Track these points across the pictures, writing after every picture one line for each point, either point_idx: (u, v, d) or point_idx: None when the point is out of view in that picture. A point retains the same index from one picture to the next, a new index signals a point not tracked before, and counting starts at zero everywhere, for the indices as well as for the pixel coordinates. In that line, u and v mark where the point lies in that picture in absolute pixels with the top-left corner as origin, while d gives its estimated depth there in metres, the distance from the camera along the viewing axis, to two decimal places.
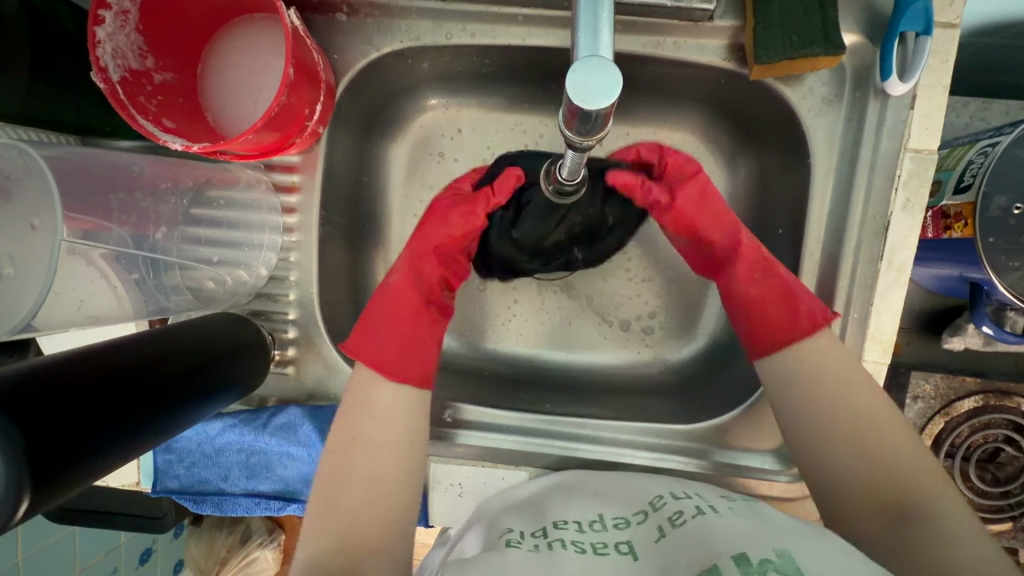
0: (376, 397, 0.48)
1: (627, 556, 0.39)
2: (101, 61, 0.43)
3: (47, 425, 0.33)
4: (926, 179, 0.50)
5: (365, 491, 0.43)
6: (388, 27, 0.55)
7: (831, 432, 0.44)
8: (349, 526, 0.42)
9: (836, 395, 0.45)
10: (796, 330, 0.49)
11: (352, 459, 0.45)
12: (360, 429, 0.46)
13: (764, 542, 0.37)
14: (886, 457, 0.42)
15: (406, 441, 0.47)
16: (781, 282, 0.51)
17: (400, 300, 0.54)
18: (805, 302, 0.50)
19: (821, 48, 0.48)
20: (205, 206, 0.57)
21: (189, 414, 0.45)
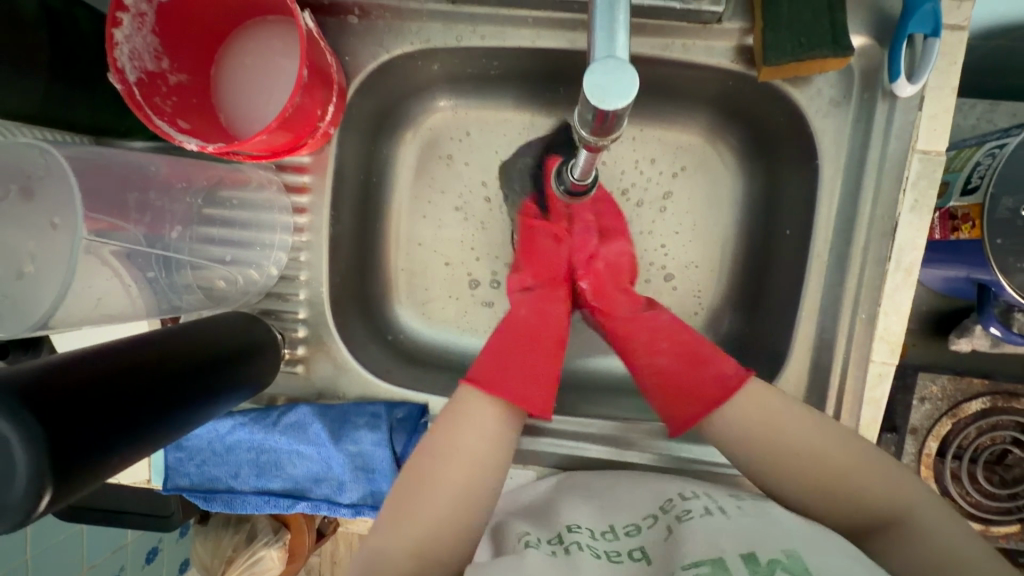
0: (486, 417, 0.47)
1: (640, 562, 0.41)
2: (118, 62, 0.44)
3: (69, 422, 0.33)
4: (934, 180, 0.51)
5: (452, 500, 0.43)
6: (399, 29, 0.55)
7: (766, 461, 0.45)
8: (430, 533, 0.41)
9: (767, 432, 0.45)
10: (693, 408, 0.48)
11: (446, 465, 0.44)
12: (461, 439, 0.46)
13: (771, 540, 0.38)
14: (831, 481, 0.43)
15: (498, 462, 0.46)
16: (692, 341, 0.51)
17: (530, 330, 0.52)
18: (720, 362, 0.49)
19: (830, 50, 0.48)
20: (218, 206, 0.58)
21: (202, 410, 0.46)
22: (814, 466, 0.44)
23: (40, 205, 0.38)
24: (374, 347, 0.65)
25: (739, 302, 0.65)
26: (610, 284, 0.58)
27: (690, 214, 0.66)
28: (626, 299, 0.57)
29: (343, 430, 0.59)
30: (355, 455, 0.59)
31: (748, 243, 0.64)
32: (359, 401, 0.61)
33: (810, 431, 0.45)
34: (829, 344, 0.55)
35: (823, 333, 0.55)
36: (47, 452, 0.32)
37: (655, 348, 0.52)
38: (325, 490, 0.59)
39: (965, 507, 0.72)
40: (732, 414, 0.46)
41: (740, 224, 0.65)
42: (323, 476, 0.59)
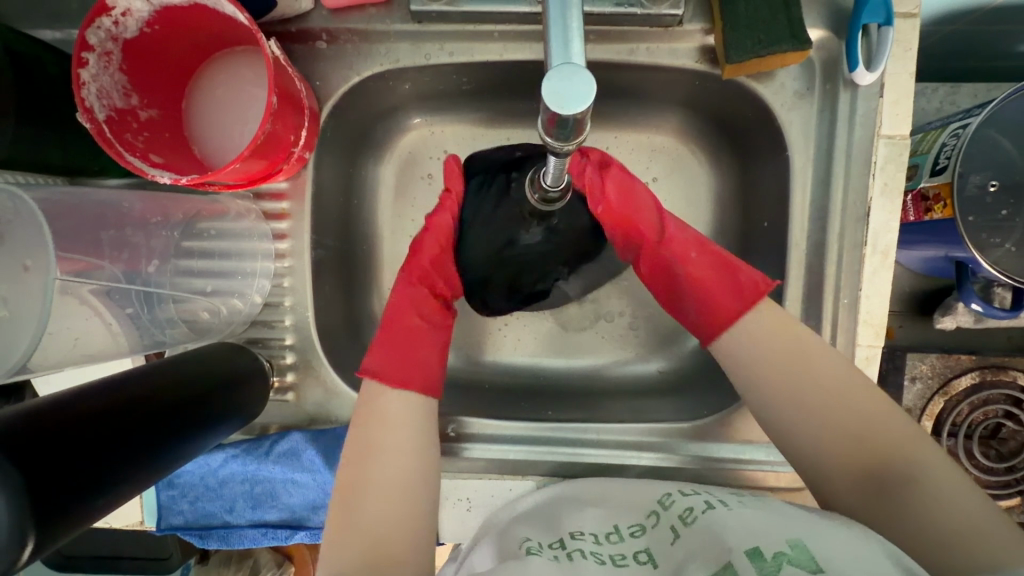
0: (382, 408, 0.49)
1: (646, 565, 0.40)
2: (86, 101, 0.44)
3: (48, 468, 0.32)
4: (901, 164, 0.52)
5: (379, 500, 0.45)
6: (368, 51, 0.56)
7: (780, 399, 0.46)
8: (369, 545, 0.42)
9: (782, 349, 0.47)
10: (735, 299, 0.51)
11: (365, 468, 0.46)
12: (368, 440, 0.47)
13: (775, 532, 0.37)
14: (829, 410, 0.44)
15: (416, 448, 0.48)
16: (714, 262, 0.54)
17: (398, 318, 0.55)
18: (742, 270, 0.52)
19: (789, 44, 0.49)
20: (196, 237, 0.58)
21: (186, 448, 0.45)
22: (827, 397, 0.44)
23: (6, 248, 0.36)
24: None
25: None
26: (641, 196, 0.58)
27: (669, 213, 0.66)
28: (654, 216, 0.57)
29: (337, 454, 0.58)
30: None
31: (728, 237, 0.65)
32: (352, 425, 0.60)
33: (819, 360, 0.46)
34: (816, 331, 0.55)
35: (809, 321, 0.56)
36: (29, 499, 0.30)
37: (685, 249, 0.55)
38: (323, 517, 0.59)
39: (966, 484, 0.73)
40: (755, 344, 0.48)
41: (719, 220, 0.65)
42: (320, 503, 0.59)
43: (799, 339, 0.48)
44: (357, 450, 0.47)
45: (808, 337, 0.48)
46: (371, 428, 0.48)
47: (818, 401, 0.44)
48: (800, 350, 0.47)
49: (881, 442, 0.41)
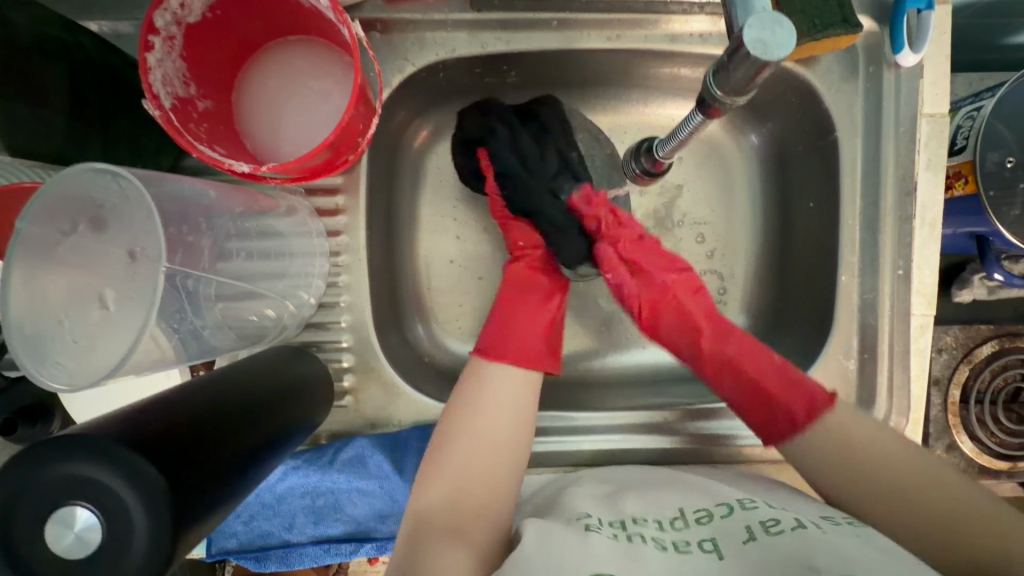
0: (489, 377, 0.52)
1: (712, 556, 0.40)
2: (154, 88, 0.41)
3: (183, 476, 0.29)
4: (943, 140, 0.55)
5: (471, 451, 0.47)
6: (424, 41, 0.55)
7: (841, 482, 0.45)
8: (459, 485, 0.45)
9: (860, 466, 0.44)
10: (780, 425, 0.48)
11: (463, 419, 0.49)
12: (470, 398, 0.50)
13: (871, 565, 0.36)
14: (918, 497, 0.41)
15: (511, 411, 0.50)
16: (758, 372, 0.50)
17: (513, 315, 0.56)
18: (793, 396, 0.48)
19: (842, 28, 0.51)
20: (250, 237, 0.51)
21: (273, 455, 0.42)
22: (896, 491, 0.42)
23: (109, 238, 0.34)
24: (418, 367, 0.63)
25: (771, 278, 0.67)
26: (684, 300, 0.55)
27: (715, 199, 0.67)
28: (693, 329, 0.54)
29: (405, 457, 0.55)
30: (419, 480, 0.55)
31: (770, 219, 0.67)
32: (416, 426, 0.57)
33: (888, 460, 0.44)
34: (874, 304, 0.57)
35: (867, 295, 0.57)
36: (172, 508, 0.27)
37: (728, 336, 0.52)
38: (392, 527, 0.55)
39: (993, 448, 0.76)
40: (824, 452, 0.46)
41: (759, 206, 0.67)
42: (388, 512, 0.56)
43: (889, 448, 0.45)
44: (454, 407, 0.50)
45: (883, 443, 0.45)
46: (474, 388, 0.51)
47: (881, 484, 0.43)
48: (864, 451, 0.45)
49: (960, 525, 0.39)
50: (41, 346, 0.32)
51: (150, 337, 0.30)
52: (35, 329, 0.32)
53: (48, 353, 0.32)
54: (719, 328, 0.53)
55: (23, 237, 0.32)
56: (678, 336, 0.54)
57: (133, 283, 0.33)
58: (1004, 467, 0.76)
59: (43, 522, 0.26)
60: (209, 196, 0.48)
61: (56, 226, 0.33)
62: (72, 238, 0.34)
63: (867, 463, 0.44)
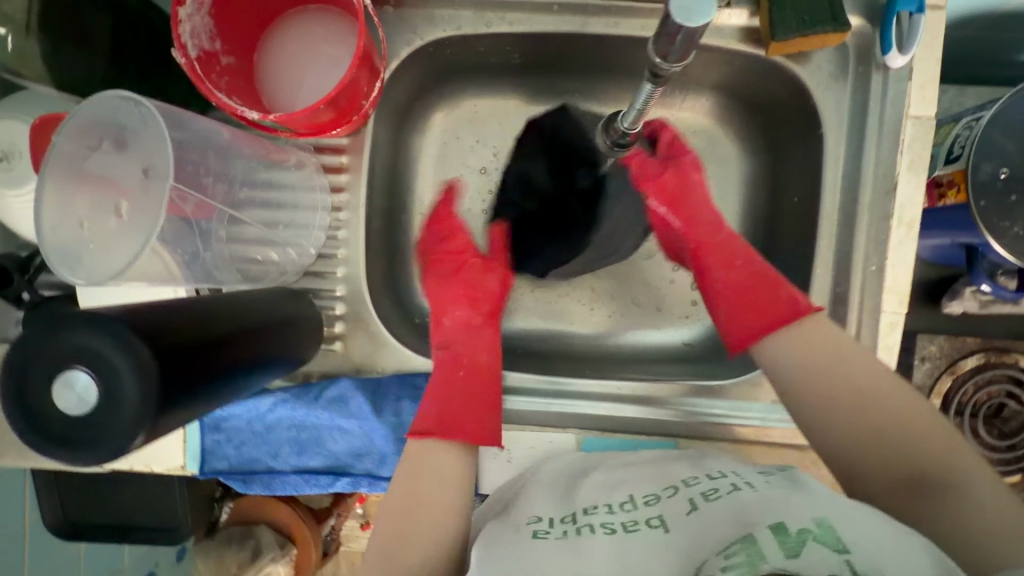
0: (440, 463, 0.52)
1: (658, 530, 0.41)
2: (182, 39, 0.46)
3: (178, 357, 0.34)
4: (927, 143, 0.56)
5: (422, 545, 0.47)
6: (432, 17, 0.59)
7: (809, 393, 0.48)
8: (411, 574, 0.45)
9: (851, 379, 0.47)
10: (769, 316, 0.52)
11: (409, 519, 0.48)
12: (420, 490, 0.50)
13: (802, 512, 0.38)
14: (889, 434, 0.44)
15: (457, 502, 0.50)
16: (750, 282, 0.55)
17: (454, 361, 0.59)
18: (782, 293, 0.53)
19: (830, 25, 0.53)
20: (259, 186, 0.57)
21: (257, 371, 0.47)
22: (877, 409, 0.45)
23: (131, 156, 0.39)
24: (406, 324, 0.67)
25: None
26: (694, 200, 0.62)
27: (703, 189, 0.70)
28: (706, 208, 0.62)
29: (384, 400, 0.60)
30: (397, 426, 0.60)
31: (757, 212, 0.68)
32: (397, 374, 0.62)
33: (877, 378, 0.47)
34: (845, 297, 0.59)
35: (838, 288, 0.59)
36: (162, 379, 0.32)
37: (736, 261, 0.57)
38: (367, 465, 0.60)
39: None
40: (813, 375, 0.48)
41: (749, 199, 0.69)
42: (364, 451, 0.60)
43: (857, 358, 0.48)
44: (399, 489, 0.50)
45: (855, 355, 0.49)
46: (408, 482, 0.50)
47: (847, 412, 0.46)
48: (848, 368, 0.48)
49: (924, 459, 0.43)
50: (69, 247, 0.37)
51: (155, 244, 0.35)
52: (62, 232, 0.38)
53: (73, 253, 0.37)
54: (724, 233, 0.60)
55: (57, 151, 0.37)
56: (702, 214, 0.61)
57: (148, 198, 0.38)
58: None
59: (51, 384, 0.31)
60: (223, 137, 0.54)
61: (85, 142, 0.38)
62: (97, 154, 0.39)
63: (847, 379, 0.47)
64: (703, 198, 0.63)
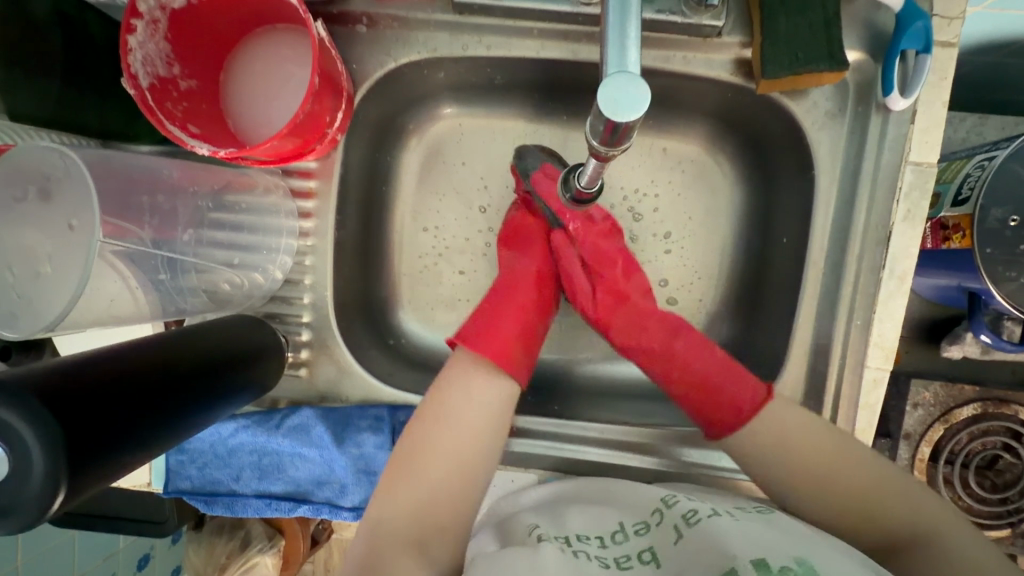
0: (472, 388, 0.49)
1: (650, 564, 0.43)
2: (132, 68, 0.45)
3: (86, 416, 0.34)
4: (926, 192, 0.52)
5: (444, 470, 0.46)
6: (407, 38, 0.57)
7: (778, 467, 0.47)
8: (428, 501, 0.45)
9: (796, 454, 0.47)
10: (725, 416, 0.49)
11: (435, 437, 0.46)
12: (449, 410, 0.48)
13: (780, 548, 0.39)
14: (866, 506, 0.44)
15: (486, 424, 0.48)
16: (704, 368, 0.50)
17: (503, 293, 0.55)
18: (742, 391, 0.49)
19: (826, 64, 0.49)
20: (226, 210, 0.58)
21: (208, 413, 0.46)
22: (835, 481, 0.46)
23: (54, 208, 0.40)
24: (376, 350, 0.65)
25: (737, 310, 0.66)
26: (638, 279, 0.58)
27: (691, 221, 0.67)
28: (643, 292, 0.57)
29: (346, 432, 0.59)
30: (358, 458, 0.59)
31: (744, 249, 0.65)
32: (361, 404, 0.62)
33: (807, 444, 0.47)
34: (826, 350, 0.56)
35: (819, 340, 0.57)
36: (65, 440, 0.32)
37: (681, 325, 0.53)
38: (327, 493, 0.60)
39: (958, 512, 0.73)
40: (765, 450, 0.48)
41: (738, 233, 0.66)
42: (325, 479, 0.60)
43: (814, 432, 0.48)
44: (429, 422, 0.47)
45: (815, 432, 0.48)
46: (441, 401, 0.48)
47: (817, 473, 0.46)
48: (794, 438, 0.47)
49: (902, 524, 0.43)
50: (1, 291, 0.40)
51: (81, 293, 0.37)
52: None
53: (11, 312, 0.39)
54: (669, 322, 0.54)
55: None
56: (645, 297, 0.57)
57: (63, 246, 0.40)
58: None
59: None
60: (174, 174, 0.55)
61: (10, 193, 0.40)
62: (22, 204, 0.40)
63: (800, 450, 0.47)
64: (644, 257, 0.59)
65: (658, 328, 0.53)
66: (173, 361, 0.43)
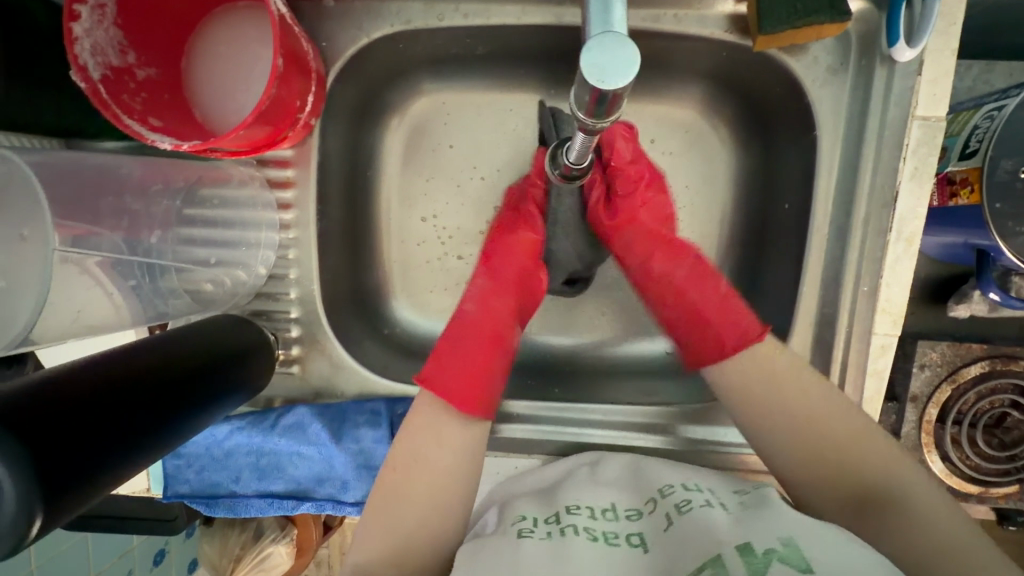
0: (440, 424, 0.46)
1: (637, 548, 0.41)
2: (80, 58, 0.42)
3: (60, 437, 0.33)
4: (935, 147, 0.49)
5: (419, 512, 0.44)
6: (378, 11, 0.54)
7: (757, 415, 0.45)
8: (405, 539, 0.43)
9: (780, 400, 0.44)
10: (708, 351, 0.48)
11: (409, 475, 0.45)
12: (419, 449, 0.45)
13: (767, 531, 0.37)
14: (827, 457, 0.42)
15: (462, 464, 0.46)
16: (702, 299, 0.50)
17: (469, 327, 0.50)
18: (727, 321, 0.48)
19: (827, 14, 0.46)
20: (198, 205, 0.56)
21: (195, 422, 0.44)
22: (839, 450, 0.42)
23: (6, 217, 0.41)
24: (369, 341, 0.64)
25: (738, 281, 0.64)
26: (646, 221, 0.55)
27: (689, 189, 0.64)
28: (645, 239, 0.54)
29: (344, 428, 0.58)
30: (357, 453, 0.58)
31: (744, 218, 0.63)
32: (357, 398, 0.60)
33: (816, 402, 0.44)
34: (832, 318, 0.54)
35: (825, 308, 0.55)
36: (30, 465, 0.30)
37: (681, 255, 0.53)
38: (329, 489, 0.59)
39: (965, 472, 0.73)
40: (751, 384, 0.46)
41: (736, 200, 0.63)
42: (326, 476, 0.58)
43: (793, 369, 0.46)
44: (400, 464, 0.45)
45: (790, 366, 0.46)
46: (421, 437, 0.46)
47: (790, 420, 0.44)
48: (784, 388, 0.45)
49: (877, 483, 0.40)
50: None
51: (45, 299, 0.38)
52: None
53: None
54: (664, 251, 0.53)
55: None
56: (638, 244, 0.55)
57: (19, 259, 0.40)
58: (975, 491, 0.73)
59: None
60: (134, 173, 0.53)
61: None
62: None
63: (777, 389, 0.45)
64: (647, 228, 0.55)
65: (642, 254, 0.54)
66: (150, 370, 0.41)
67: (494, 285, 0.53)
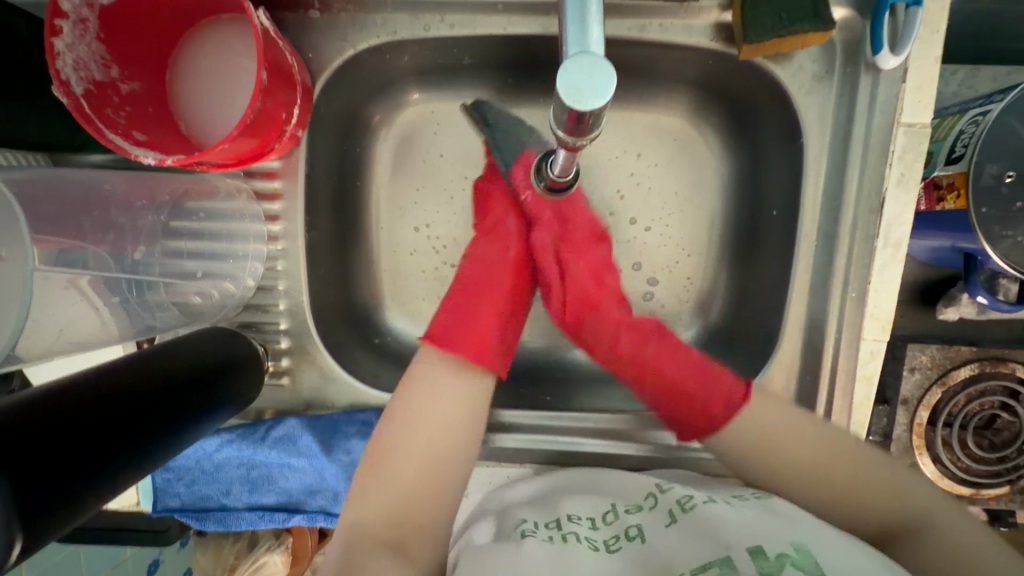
0: (440, 388, 0.47)
1: (635, 540, 0.42)
2: (62, 73, 0.41)
3: (39, 461, 0.32)
4: (920, 154, 0.49)
5: (419, 465, 0.44)
6: (364, 22, 0.54)
7: (765, 451, 0.46)
8: (404, 500, 0.43)
9: (779, 439, 0.46)
10: (696, 421, 0.48)
11: (409, 433, 0.45)
12: (419, 407, 0.46)
13: (778, 535, 0.37)
14: (836, 486, 0.43)
15: (461, 417, 0.47)
16: (679, 375, 0.48)
17: (472, 294, 0.54)
18: (708, 391, 0.47)
19: (811, 23, 0.47)
20: (185, 218, 0.56)
21: (181, 439, 0.44)
22: (845, 478, 0.43)
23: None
24: (360, 351, 0.63)
25: (729, 287, 0.64)
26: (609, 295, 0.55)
27: (678, 196, 0.64)
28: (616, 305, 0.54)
29: (335, 440, 0.58)
30: (349, 464, 0.58)
31: (733, 224, 0.63)
32: (348, 410, 0.60)
33: (811, 444, 0.45)
34: (821, 324, 0.55)
35: (815, 314, 0.55)
36: (10, 491, 0.30)
37: (645, 332, 0.51)
38: (321, 501, 0.58)
39: (957, 473, 0.73)
40: (750, 428, 0.46)
41: (725, 207, 0.63)
42: (317, 488, 0.58)
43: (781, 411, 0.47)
44: (399, 419, 0.45)
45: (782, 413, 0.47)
46: (416, 396, 0.47)
47: (795, 457, 0.45)
48: (777, 428, 0.46)
49: (904, 507, 0.42)
50: None
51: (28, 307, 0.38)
52: None
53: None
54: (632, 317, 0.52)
55: None
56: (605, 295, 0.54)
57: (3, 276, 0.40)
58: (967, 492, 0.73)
59: None
60: (120, 187, 0.52)
61: None
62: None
63: (776, 430, 0.46)
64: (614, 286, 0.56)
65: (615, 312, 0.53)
66: (135, 387, 0.41)
67: (496, 259, 0.56)
